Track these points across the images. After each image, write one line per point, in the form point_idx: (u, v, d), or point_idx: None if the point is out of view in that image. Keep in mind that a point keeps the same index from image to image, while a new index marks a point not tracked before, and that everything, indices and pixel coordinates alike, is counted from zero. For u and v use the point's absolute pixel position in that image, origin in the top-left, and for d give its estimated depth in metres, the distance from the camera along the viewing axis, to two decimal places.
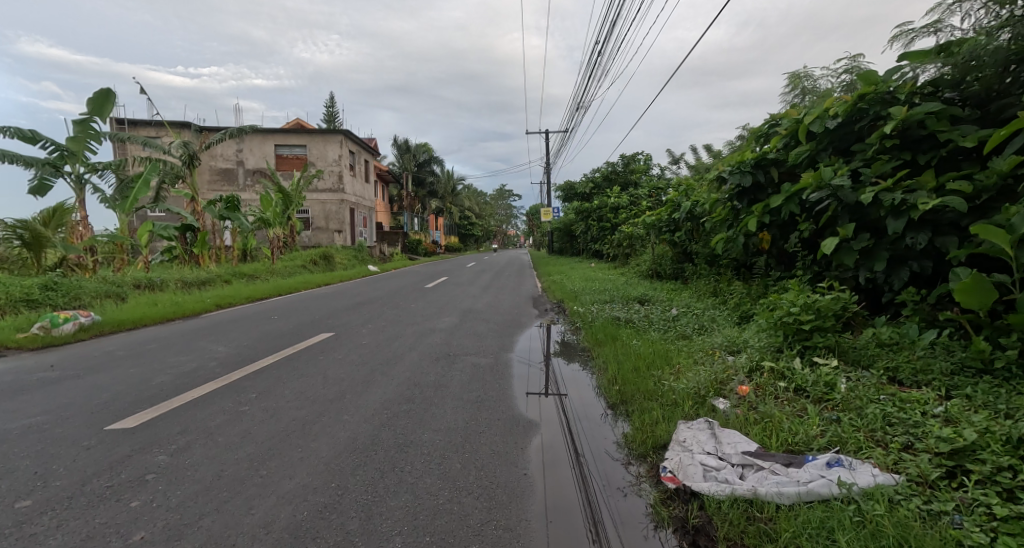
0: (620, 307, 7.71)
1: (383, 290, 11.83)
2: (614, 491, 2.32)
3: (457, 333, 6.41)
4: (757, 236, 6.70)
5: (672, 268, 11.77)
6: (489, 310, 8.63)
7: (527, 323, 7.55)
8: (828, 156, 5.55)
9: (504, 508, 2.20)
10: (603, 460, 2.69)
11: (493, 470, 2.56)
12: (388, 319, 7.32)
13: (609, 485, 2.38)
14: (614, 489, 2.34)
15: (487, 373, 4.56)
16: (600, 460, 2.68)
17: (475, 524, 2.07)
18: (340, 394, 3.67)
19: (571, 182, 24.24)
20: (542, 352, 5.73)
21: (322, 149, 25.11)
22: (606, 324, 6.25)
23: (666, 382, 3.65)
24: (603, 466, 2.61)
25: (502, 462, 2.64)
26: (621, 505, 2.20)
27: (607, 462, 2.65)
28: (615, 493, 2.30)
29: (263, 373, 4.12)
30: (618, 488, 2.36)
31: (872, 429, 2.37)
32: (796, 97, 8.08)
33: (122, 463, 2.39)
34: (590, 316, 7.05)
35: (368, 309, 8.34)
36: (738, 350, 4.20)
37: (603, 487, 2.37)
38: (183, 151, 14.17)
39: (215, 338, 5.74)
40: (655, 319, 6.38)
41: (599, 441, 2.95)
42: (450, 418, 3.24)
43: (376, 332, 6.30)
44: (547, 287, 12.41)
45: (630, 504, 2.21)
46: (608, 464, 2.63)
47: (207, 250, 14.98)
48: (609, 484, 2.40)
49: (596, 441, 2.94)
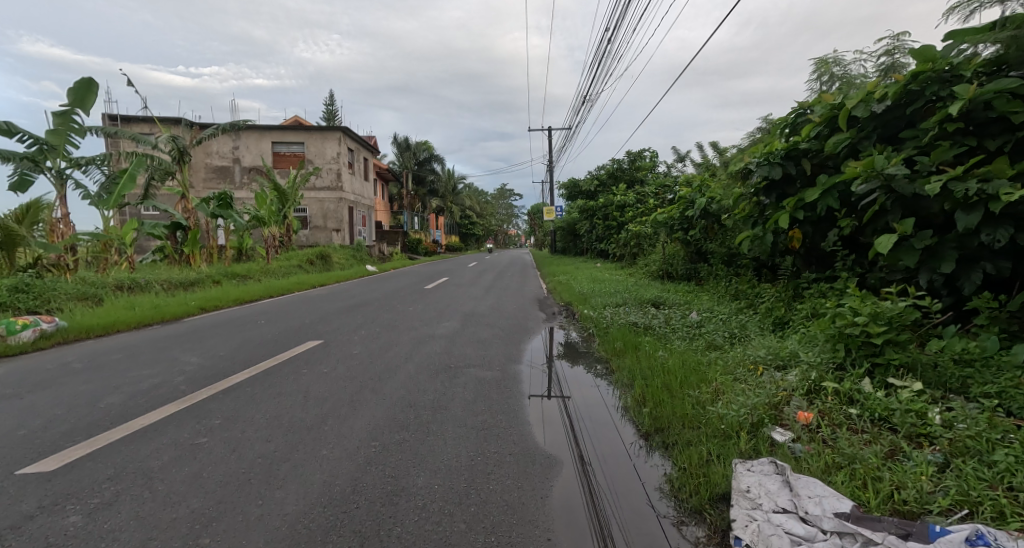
0: (634, 311, 7.17)
1: (380, 291, 11.23)
2: (622, 497, 2.27)
3: (460, 340, 5.84)
4: (788, 234, 6.13)
5: (684, 269, 11.19)
6: (493, 313, 8.06)
7: (535, 327, 7.02)
8: (872, 145, 4.99)
9: (509, 506, 2.19)
10: (608, 461, 2.66)
11: (496, 469, 2.54)
12: (384, 324, 6.76)
13: (617, 491, 2.33)
14: (622, 494, 2.30)
15: (492, 389, 3.99)
16: (607, 466, 2.61)
17: (481, 522, 2.05)
18: (321, 420, 3.08)
19: (576, 180, 23.66)
20: (545, 356, 5.38)
21: (320, 146, 24.59)
22: (624, 331, 5.70)
23: (710, 408, 3.05)
24: (610, 470, 2.56)
25: (504, 462, 2.62)
26: (629, 511, 2.16)
27: (616, 466, 2.60)
28: (625, 500, 2.25)
29: (234, 391, 3.55)
30: (628, 495, 2.29)
31: (1011, 488, 1.79)
32: (823, 85, 7.54)
33: (18, 529, 1.81)
34: (604, 321, 6.49)
35: (363, 312, 7.78)
36: (788, 365, 3.65)
37: (611, 493, 2.32)
38: (173, 146, 13.60)
39: (190, 347, 5.17)
40: (677, 325, 5.82)
41: (608, 444, 2.90)
42: (450, 440, 2.85)
43: (371, 340, 5.72)
44: (553, 289, 11.81)
45: (637, 511, 2.16)
46: (620, 469, 2.56)
47: (199, 250, 14.41)
48: (615, 489, 2.35)
49: (603, 444, 2.89)
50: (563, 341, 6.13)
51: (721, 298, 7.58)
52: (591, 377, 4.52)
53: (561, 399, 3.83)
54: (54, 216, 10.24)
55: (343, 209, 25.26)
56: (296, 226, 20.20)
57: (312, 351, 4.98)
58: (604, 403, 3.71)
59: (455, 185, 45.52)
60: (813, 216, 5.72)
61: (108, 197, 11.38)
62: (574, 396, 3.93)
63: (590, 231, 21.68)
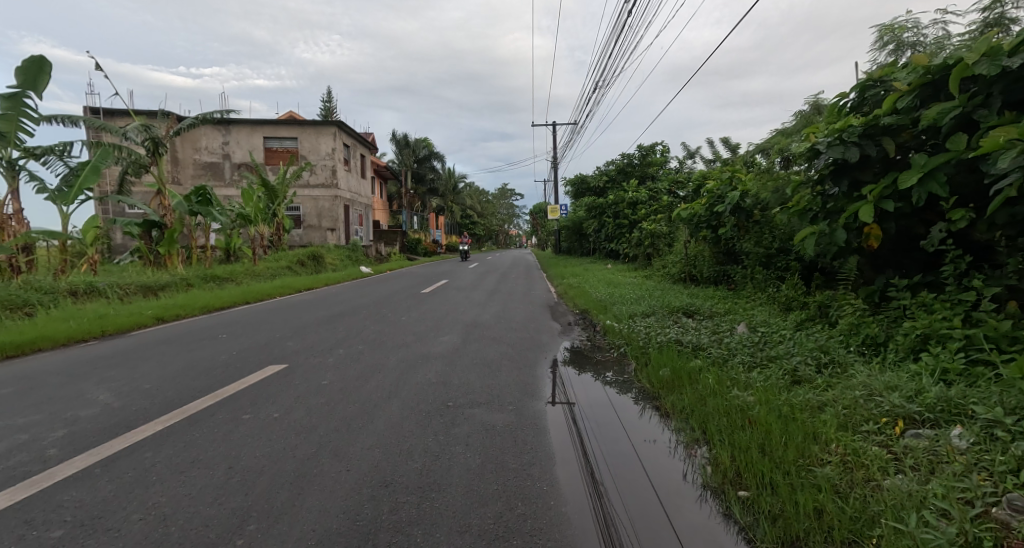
0: (666, 323, 6.08)
1: (372, 296, 10.03)
2: (628, 497, 2.28)
3: (461, 364, 4.68)
4: (864, 231, 4.97)
5: (711, 273, 9.99)
6: (500, 325, 6.90)
7: (549, 342, 5.92)
8: (995, 114, 3.85)
9: (514, 504, 2.20)
10: (613, 461, 2.71)
11: (504, 468, 2.55)
12: (369, 340, 5.62)
13: (625, 494, 2.31)
14: (633, 494, 2.31)
15: (503, 441, 2.91)
16: (613, 465, 2.65)
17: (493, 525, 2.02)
18: (240, 523, 1.93)
19: (584, 175, 22.38)
20: (550, 358, 5.11)
21: (314, 142, 23.57)
22: (671, 354, 4.49)
23: (881, 523, 1.80)
24: (617, 472, 2.55)
25: (512, 462, 2.63)
26: (637, 512, 2.15)
27: (624, 469, 2.60)
28: (632, 502, 2.23)
29: (124, 458, 2.39)
30: (635, 496, 2.29)
31: None
32: (886, 57, 6.47)
33: None
34: (639, 338, 5.23)
35: (347, 324, 6.64)
36: (956, 423, 2.42)
37: (619, 497, 2.29)
38: (147, 137, 12.45)
39: (112, 373, 4.01)
40: (735, 345, 4.62)
41: (616, 445, 2.92)
42: (457, 448, 2.76)
43: (351, 365, 4.55)
44: (565, 294, 10.59)
45: (646, 513, 2.15)
46: (626, 469, 2.60)
47: (176, 250, 13.15)
48: (622, 489, 2.37)
49: (608, 445, 2.92)
50: (585, 364, 4.90)
51: (770, 308, 6.35)
52: (619, 400, 3.78)
53: (567, 402, 3.70)
54: (5, 212, 9.13)
55: (338, 207, 24.04)
56: (287, 225, 19.07)
57: (269, 383, 3.80)
58: (608, 402, 3.73)
59: (455, 184, 44.25)
60: (908, 207, 4.59)
61: (68, 191, 10.13)
62: (579, 395, 3.88)
63: (598, 230, 20.44)
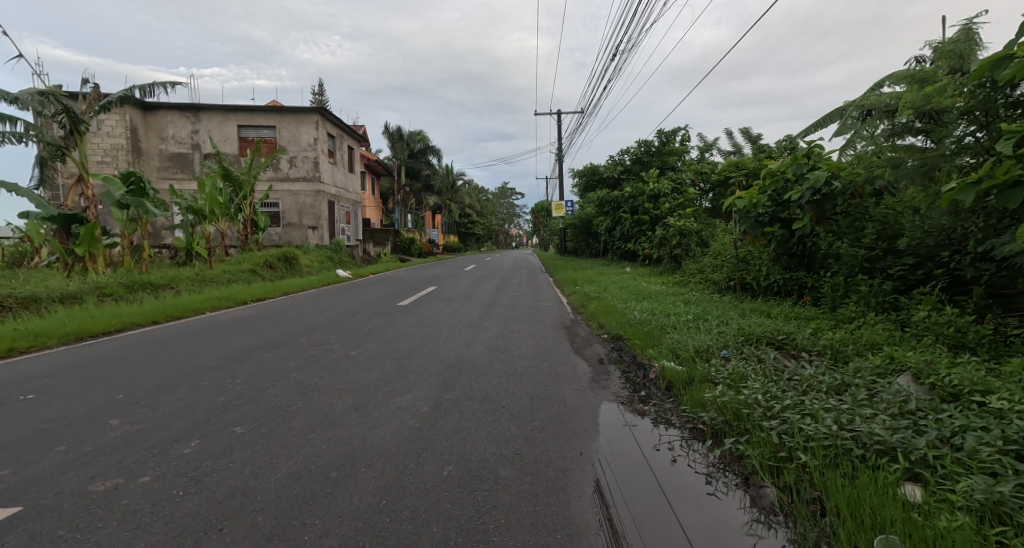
0: (772, 375, 3.62)
1: (335, 312, 7.67)
2: (630, 493, 2.30)
3: (415, 491, 2.27)
4: None
5: (777, 282, 7.61)
6: (502, 365, 4.57)
7: (582, 403, 3.60)
8: None
9: (530, 508, 2.17)
10: (618, 460, 2.66)
11: (507, 471, 2.50)
12: (273, 412, 3.22)
13: (626, 488, 2.35)
14: (640, 495, 2.28)
15: (505, 483, 2.39)
16: (614, 462, 2.63)
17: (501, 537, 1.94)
18: None
19: (595, 165, 20.05)
20: (586, 444, 2.86)
21: (294, 131, 21.15)
22: (885, 498, 1.95)
23: None
24: (616, 468, 2.56)
25: (513, 464, 2.59)
26: (641, 510, 2.16)
27: (624, 465, 2.60)
28: (634, 500, 2.24)
29: None
30: (634, 487, 2.35)
31: None
32: None
33: None
34: (760, 419, 2.81)
35: (262, 368, 4.30)
36: None
37: (620, 487, 2.36)
38: (60, 110, 10.01)
39: None
40: (974, 443, 2.25)
41: (615, 444, 2.87)
42: (450, 456, 2.65)
43: (167, 508, 2.03)
44: (583, 309, 8.21)
45: (650, 504, 2.20)
46: (629, 463, 2.62)
47: (101, 250, 10.82)
48: (625, 487, 2.37)
49: (610, 444, 2.87)
50: (650, 452, 2.76)
51: (929, 346, 4.02)
52: (667, 464, 2.61)
53: (574, 412, 3.41)
54: None
55: (321, 203, 21.63)
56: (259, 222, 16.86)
57: None
58: (623, 419, 3.30)
59: (453, 181, 41.87)
60: None
61: None
62: (606, 436, 2.98)
63: (612, 228, 18.02)
